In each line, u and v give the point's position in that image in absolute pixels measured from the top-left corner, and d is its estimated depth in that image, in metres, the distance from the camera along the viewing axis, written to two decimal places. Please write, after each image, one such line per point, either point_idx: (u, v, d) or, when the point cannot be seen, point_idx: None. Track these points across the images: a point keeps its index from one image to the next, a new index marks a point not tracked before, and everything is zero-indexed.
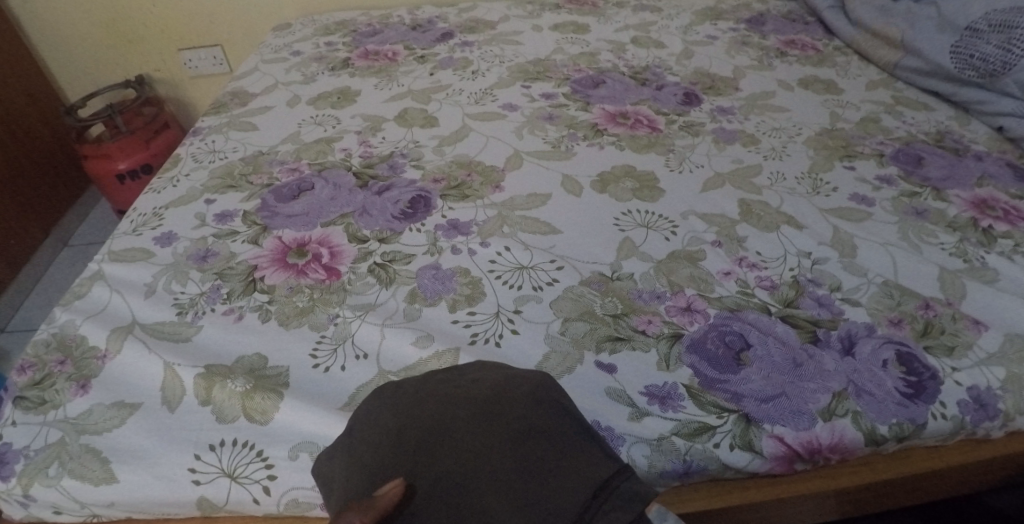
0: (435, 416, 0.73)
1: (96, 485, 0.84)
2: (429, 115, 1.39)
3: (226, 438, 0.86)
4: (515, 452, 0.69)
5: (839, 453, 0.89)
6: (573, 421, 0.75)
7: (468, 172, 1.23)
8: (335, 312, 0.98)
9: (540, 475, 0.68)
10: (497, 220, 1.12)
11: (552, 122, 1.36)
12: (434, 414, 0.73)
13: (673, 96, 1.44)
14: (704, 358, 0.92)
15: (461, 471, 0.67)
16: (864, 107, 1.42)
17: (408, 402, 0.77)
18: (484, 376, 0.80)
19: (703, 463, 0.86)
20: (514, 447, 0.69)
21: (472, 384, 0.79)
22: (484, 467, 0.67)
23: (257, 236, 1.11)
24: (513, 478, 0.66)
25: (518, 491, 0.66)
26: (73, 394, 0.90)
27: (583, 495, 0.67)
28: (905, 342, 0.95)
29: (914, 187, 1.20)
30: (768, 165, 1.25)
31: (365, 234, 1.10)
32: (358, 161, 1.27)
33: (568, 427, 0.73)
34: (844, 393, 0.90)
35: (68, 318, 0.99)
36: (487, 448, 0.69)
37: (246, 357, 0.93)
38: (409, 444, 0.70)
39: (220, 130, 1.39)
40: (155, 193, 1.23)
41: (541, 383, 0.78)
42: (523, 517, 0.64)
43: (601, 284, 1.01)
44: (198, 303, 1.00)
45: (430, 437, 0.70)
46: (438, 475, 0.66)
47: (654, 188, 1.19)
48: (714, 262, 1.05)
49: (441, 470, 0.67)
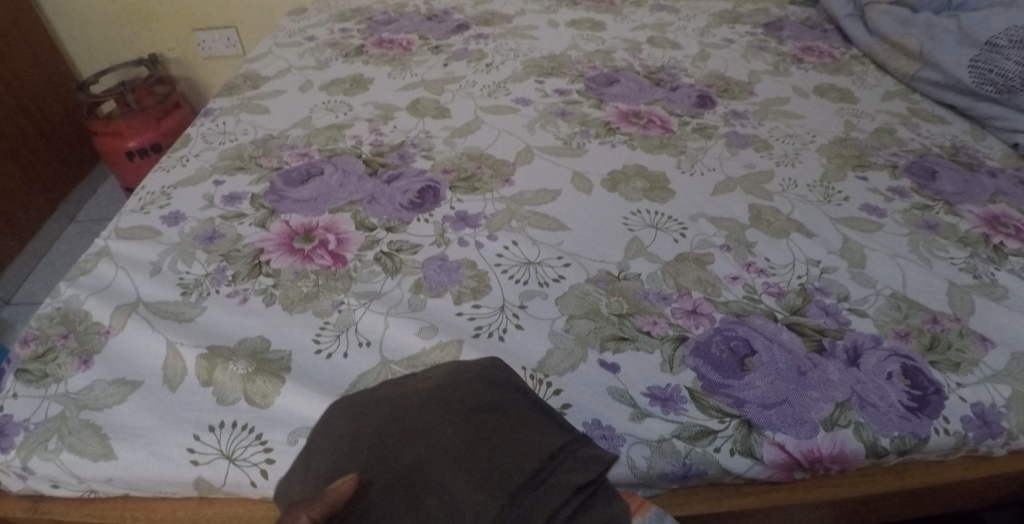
0: (390, 414, 0.75)
1: (94, 461, 0.84)
2: (441, 106, 1.39)
3: (226, 420, 0.86)
4: (469, 434, 0.72)
5: (840, 463, 0.88)
6: (520, 401, 0.78)
7: (478, 165, 1.23)
8: (340, 299, 0.98)
9: (495, 449, 0.71)
10: (506, 214, 1.12)
11: (565, 118, 1.35)
12: (388, 412, 0.75)
13: (687, 98, 1.44)
14: (708, 362, 0.91)
15: (417, 460, 0.70)
16: (880, 117, 1.41)
17: (361, 403, 0.79)
18: (433, 370, 0.82)
19: (703, 467, 0.85)
20: (468, 430, 0.72)
21: (422, 379, 0.81)
22: (442, 455, 0.70)
23: (265, 219, 1.10)
24: (469, 458, 0.70)
25: (476, 467, 0.69)
26: (75, 369, 0.90)
27: (539, 458, 0.70)
28: (911, 355, 0.94)
29: (926, 201, 1.19)
30: (780, 171, 1.24)
31: (373, 222, 1.10)
32: (368, 149, 1.26)
33: (516, 405, 0.76)
34: (848, 403, 0.89)
35: (73, 293, 0.99)
36: (439, 436, 0.72)
37: (249, 340, 0.93)
38: (362, 444, 0.73)
39: (232, 112, 1.38)
40: (164, 171, 1.23)
41: (488, 368, 0.81)
42: (483, 490, 0.67)
43: (607, 282, 1.01)
44: (203, 283, 1.00)
45: (384, 433, 0.73)
46: (398, 470, 0.69)
47: (664, 188, 1.19)
48: (722, 266, 1.05)
49: (401, 464, 0.70)
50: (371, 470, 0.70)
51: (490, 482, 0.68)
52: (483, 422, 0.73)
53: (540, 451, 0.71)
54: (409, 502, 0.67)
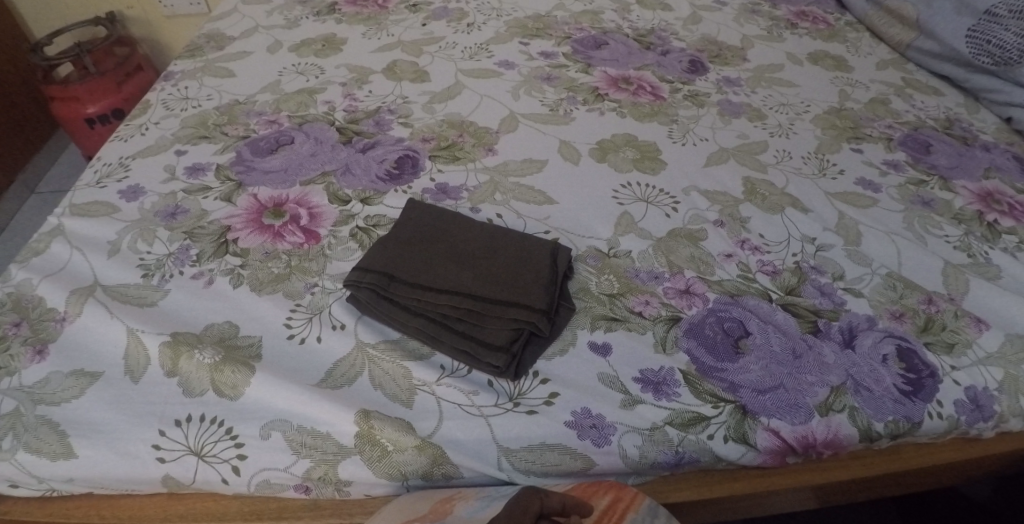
0: (440, 245, 0.92)
1: (53, 460, 0.80)
2: (420, 69, 1.31)
3: (193, 414, 0.81)
4: (479, 277, 0.87)
5: (833, 448, 0.86)
6: (538, 272, 0.89)
7: (460, 132, 1.16)
8: (314, 281, 0.92)
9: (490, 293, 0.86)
10: (489, 186, 1.06)
11: (551, 83, 1.28)
12: (438, 245, 0.92)
13: (678, 63, 1.37)
14: (702, 344, 0.88)
15: (437, 279, 0.87)
16: (875, 87, 1.37)
17: (417, 233, 0.93)
18: (486, 227, 0.95)
19: (695, 455, 0.83)
20: (481, 275, 0.88)
21: (474, 232, 0.94)
22: (453, 283, 0.87)
23: (231, 193, 1.04)
24: (468, 292, 0.86)
25: (469, 299, 0.85)
26: (29, 361, 0.85)
27: (515, 314, 0.84)
28: (906, 337, 0.92)
29: (921, 175, 1.16)
30: (774, 142, 1.20)
31: (347, 194, 1.04)
32: (342, 116, 1.19)
33: (538, 277, 0.88)
34: (843, 387, 0.87)
35: (24, 277, 0.93)
36: (458, 275, 0.88)
37: (216, 325, 0.88)
38: (407, 248, 0.91)
39: (194, 76, 1.29)
40: (121, 141, 1.15)
41: (535, 243, 0.93)
42: (464, 316, 0.85)
43: (597, 259, 0.97)
44: (165, 264, 0.94)
45: (421, 253, 0.91)
46: (420, 282, 0.87)
47: (655, 159, 1.14)
48: (716, 243, 1.01)
49: (426, 279, 0.87)
50: (398, 271, 0.88)
51: (468, 316, 0.85)
52: (488, 275, 0.88)
53: (516, 311, 0.85)
54: (411, 304, 0.86)
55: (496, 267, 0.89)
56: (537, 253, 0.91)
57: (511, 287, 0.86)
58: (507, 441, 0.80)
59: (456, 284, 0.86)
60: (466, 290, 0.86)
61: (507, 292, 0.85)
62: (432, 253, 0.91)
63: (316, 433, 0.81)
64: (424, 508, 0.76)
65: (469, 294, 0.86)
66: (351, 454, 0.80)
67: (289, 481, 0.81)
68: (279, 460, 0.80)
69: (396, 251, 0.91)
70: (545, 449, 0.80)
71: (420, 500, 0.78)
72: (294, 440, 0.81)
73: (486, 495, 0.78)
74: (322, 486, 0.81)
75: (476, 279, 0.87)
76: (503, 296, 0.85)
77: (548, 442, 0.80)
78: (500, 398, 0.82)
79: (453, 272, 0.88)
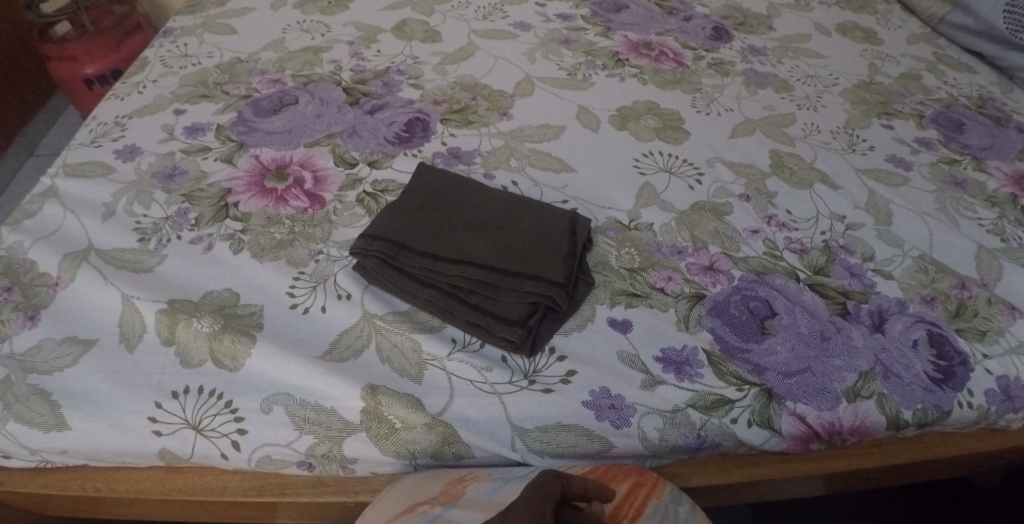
0: (453, 213, 0.87)
1: (46, 432, 0.77)
2: (430, 29, 1.24)
3: (190, 385, 0.77)
4: (494, 248, 0.82)
5: (858, 435, 0.82)
6: (555, 244, 0.84)
7: (473, 96, 1.10)
8: (318, 248, 0.88)
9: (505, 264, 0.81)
10: (504, 151, 1.01)
11: (568, 46, 1.22)
12: (452, 213, 0.87)
13: (701, 29, 1.31)
14: (726, 324, 0.84)
15: (449, 249, 0.82)
16: (905, 61, 1.30)
17: (429, 201, 0.88)
18: (502, 195, 0.90)
19: (718, 439, 0.79)
20: (495, 246, 0.83)
21: (489, 200, 0.89)
22: (465, 252, 0.82)
23: (232, 154, 0.99)
24: (482, 263, 0.81)
25: (482, 270, 0.81)
26: (20, 327, 0.80)
27: (531, 287, 0.80)
28: (937, 323, 0.88)
29: (954, 154, 1.10)
30: (803, 114, 1.14)
31: (353, 157, 0.99)
32: (348, 76, 1.13)
33: (556, 249, 0.83)
34: (872, 373, 0.83)
35: (16, 239, 0.88)
36: (470, 245, 0.83)
37: (216, 293, 0.83)
38: (418, 215, 0.86)
39: (193, 33, 1.23)
40: (117, 99, 1.10)
41: (555, 215, 0.88)
42: (477, 287, 0.80)
43: (617, 231, 0.92)
44: (162, 228, 0.89)
45: (432, 221, 0.85)
46: (430, 251, 0.82)
47: (678, 128, 1.08)
48: (742, 218, 0.96)
49: (437, 248, 0.82)
50: (407, 239, 0.83)
51: (481, 287, 0.80)
52: (503, 245, 0.83)
53: (532, 283, 0.80)
54: (421, 273, 0.82)
55: (511, 237, 0.84)
56: (555, 223, 0.86)
57: (526, 258, 0.82)
58: (521, 421, 0.76)
59: (469, 254, 0.82)
60: (480, 261, 0.81)
61: (523, 264, 0.81)
62: (443, 220, 0.86)
63: (320, 408, 0.77)
64: (434, 489, 0.72)
65: (481, 265, 0.81)
66: (356, 431, 0.77)
67: (291, 458, 0.78)
68: (281, 435, 0.76)
69: (406, 218, 0.86)
70: (561, 429, 0.76)
71: (429, 480, 0.75)
72: (297, 415, 0.77)
73: (500, 476, 0.74)
74: (326, 463, 0.78)
75: (489, 250, 0.82)
76: (519, 267, 0.81)
77: (564, 422, 0.76)
78: (515, 375, 0.78)
79: (465, 241, 0.83)
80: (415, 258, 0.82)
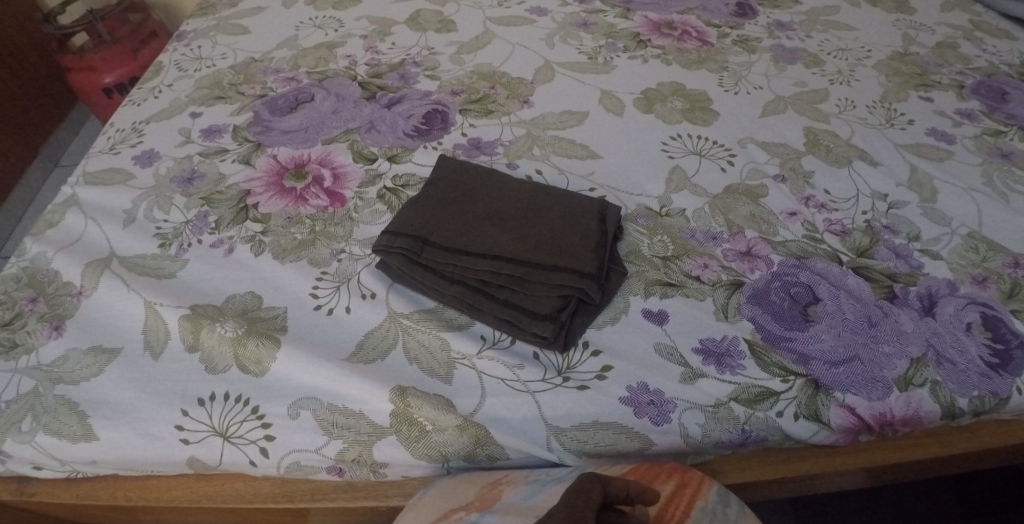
0: (477, 206, 0.84)
1: (75, 443, 0.75)
2: (445, 19, 1.21)
3: (216, 392, 0.76)
4: (520, 240, 0.80)
5: (911, 425, 0.78)
6: (585, 233, 0.81)
7: (492, 84, 1.07)
8: (340, 247, 0.85)
9: (534, 256, 0.78)
10: (526, 140, 0.98)
11: (588, 29, 1.18)
12: (475, 206, 0.84)
13: (725, 6, 1.25)
14: (768, 312, 0.80)
15: (473, 244, 0.79)
16: (941, 30, 1.24)
17: (450, 194, 0.85)
18: (526, 185, 0.86)
19: (763, 434, 0.75)
20: (522, 238, 0.80)
21: (513, 191, 0.86)
22: (491, 246, 0.79)
23: (250, 155, 0.97)
24: (509, 256, 0.78)
25: (511, 263, 0.78)
26: (46, 337, 0.79)
27: (563, 279, 0.77)
28: (991, 304, 0.83)
29: (998, 125, 1.04)
30: (836, 90, 1.09)
31: (372, 153, 0.96)
32: (364, 70, 1.10)
33: (586, 239, 0.80)
34: (923, 359, 0.78)
35: (40, 250, 0.87)
36: (496, 238, 0.80)
37: (238, 297, 0.81)
38: (440, 210, 0.83)
39: (207, 34, 1.21)
40: (134, 105, 1.08)
41: (583, 203, 0.85)
42: (506, 281, 0.78)
43: (648, 218, 0.88)
44: (182, 233, 0.88)
45: (454, 215, 0.83)
46: (454, 247, 0.79)
47: (706, 109, 1.04)
48: (778, 200, 0.92)
49: (461, 243, 0.79)
50: (430, 235, 0.80)
51: (510, 281, 0.77)
52: (530, 237, 0.80)
53: (565, 274, 0.77)
54: (447, 269, 0.79)
55: (538, 228, 0.81)
56: (582, 213, 0.83)
57: (555, 250, 0.79)
58: (556, 420, 0.74)
59: (495, 247, 0.79)
60: (507, 254, 0.78)
61: (552, 257, 0.78)
62: (467, 214, 0.83)
63: (349, 412, 0.75)
64: (469, 495, 0.70)
65: (508, 260, 0.78)
66: (386, 435, 0.74)
67: (321, 464, 0.76)
68: (309, 441, 0.75)
69: (427, 213, 0.83)
70: (598, 428, 0.73)
71: (464, 484, 0.72)
72: (325, 420, 0.75)
73: (535, 479, 0.72)
74: (356, 468, 0.76)
75: (516, 242, 0.79)
76: (549, 260, 0.78)
77: (601, 420, 0.74)
78: (548, 372, 0.75)
79: (490, 235, 0.80)
80: (439, 254, 0.79)
